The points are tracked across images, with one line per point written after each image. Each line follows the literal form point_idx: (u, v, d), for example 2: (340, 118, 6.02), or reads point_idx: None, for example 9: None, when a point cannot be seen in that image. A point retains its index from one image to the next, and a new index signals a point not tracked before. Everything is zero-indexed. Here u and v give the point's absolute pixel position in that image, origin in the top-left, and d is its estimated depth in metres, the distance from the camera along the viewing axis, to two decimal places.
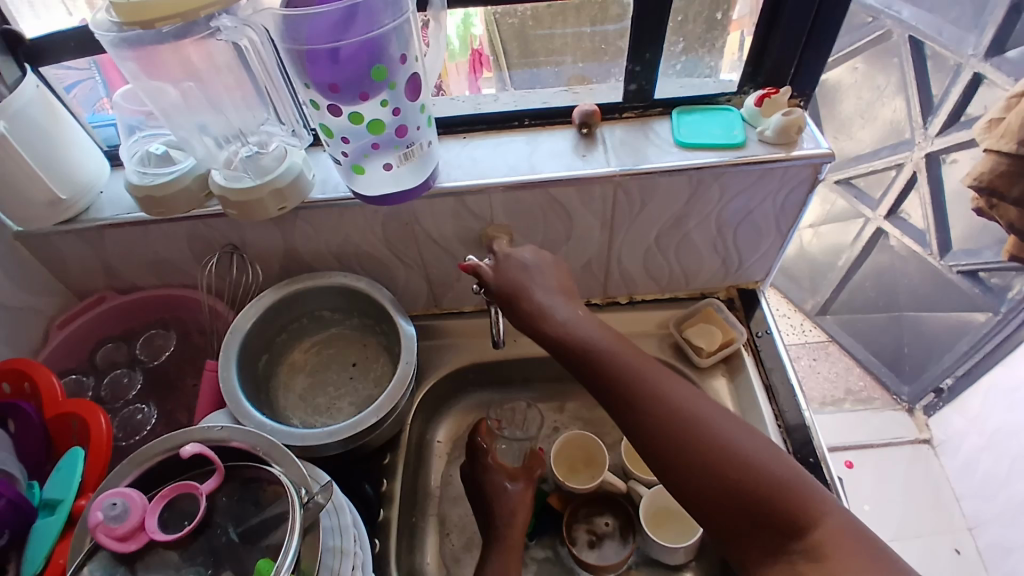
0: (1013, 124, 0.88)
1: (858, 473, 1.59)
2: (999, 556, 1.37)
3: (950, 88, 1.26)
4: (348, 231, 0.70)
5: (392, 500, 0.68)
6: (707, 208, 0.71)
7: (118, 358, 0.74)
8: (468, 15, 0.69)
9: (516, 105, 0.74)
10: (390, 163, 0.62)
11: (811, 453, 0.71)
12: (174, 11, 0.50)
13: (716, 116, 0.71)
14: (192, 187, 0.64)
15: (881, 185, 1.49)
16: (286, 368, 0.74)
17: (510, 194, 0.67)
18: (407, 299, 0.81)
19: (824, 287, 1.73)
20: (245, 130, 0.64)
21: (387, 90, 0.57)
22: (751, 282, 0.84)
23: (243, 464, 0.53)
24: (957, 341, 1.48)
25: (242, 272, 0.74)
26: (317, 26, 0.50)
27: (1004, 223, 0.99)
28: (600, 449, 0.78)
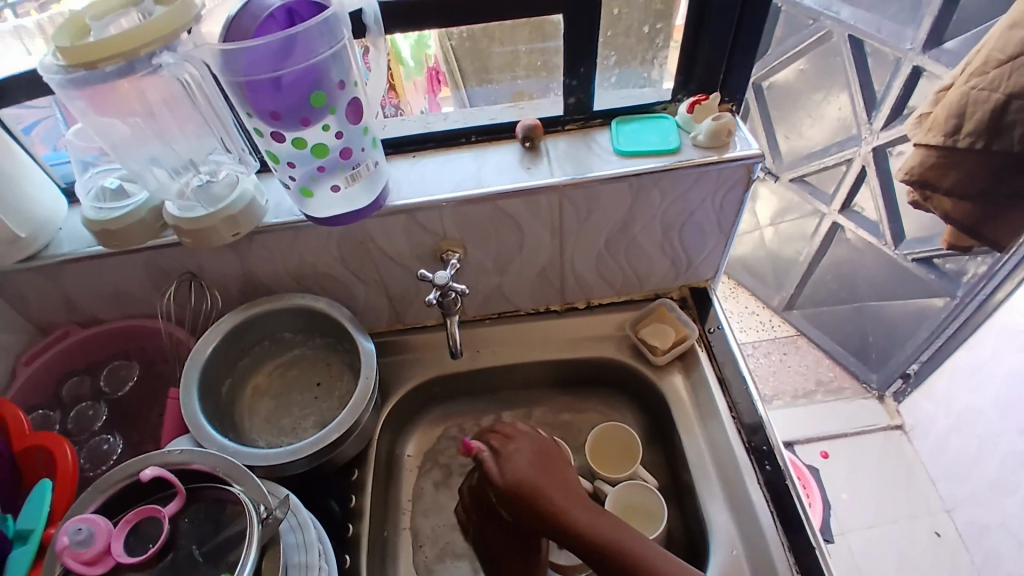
0: (939, 116, 0.95)
1: (833, 463, 1.61)
2: (977, 536, 1.40)
3: (892, 83, 1.31)
4: (304, 252, 0.71)
5: (362, 514, 0.70)
6: (650, 211, 0.74)
7: (84, 390, 0.75)
8: (423, 36, 0.72)
9: (464, 122, 0.77)
10: (337, 184, 0.64)
11: (764, 441, 0.74)
12: (117, 50, 0.52)
13: (653, 124, 0.75)
14: (147, 219, 0.66)
15: (833, 180, 1.55)
16: (250, 391, 0.75)
17: (459, 209, 0.69)
18: (370, 316, 0.83)
19: (789, 282, 1.82)
20: (195, 160, 0.66)
21: (329, 115, 0.59)
22: (702, 281, 0.87)
23: (204, 484, 0.54)
24: (918, 327, 1.53)
25: (201, 299, 0.75)
26: (254, 58, 0.53)
27: (939, 213, 1.03)
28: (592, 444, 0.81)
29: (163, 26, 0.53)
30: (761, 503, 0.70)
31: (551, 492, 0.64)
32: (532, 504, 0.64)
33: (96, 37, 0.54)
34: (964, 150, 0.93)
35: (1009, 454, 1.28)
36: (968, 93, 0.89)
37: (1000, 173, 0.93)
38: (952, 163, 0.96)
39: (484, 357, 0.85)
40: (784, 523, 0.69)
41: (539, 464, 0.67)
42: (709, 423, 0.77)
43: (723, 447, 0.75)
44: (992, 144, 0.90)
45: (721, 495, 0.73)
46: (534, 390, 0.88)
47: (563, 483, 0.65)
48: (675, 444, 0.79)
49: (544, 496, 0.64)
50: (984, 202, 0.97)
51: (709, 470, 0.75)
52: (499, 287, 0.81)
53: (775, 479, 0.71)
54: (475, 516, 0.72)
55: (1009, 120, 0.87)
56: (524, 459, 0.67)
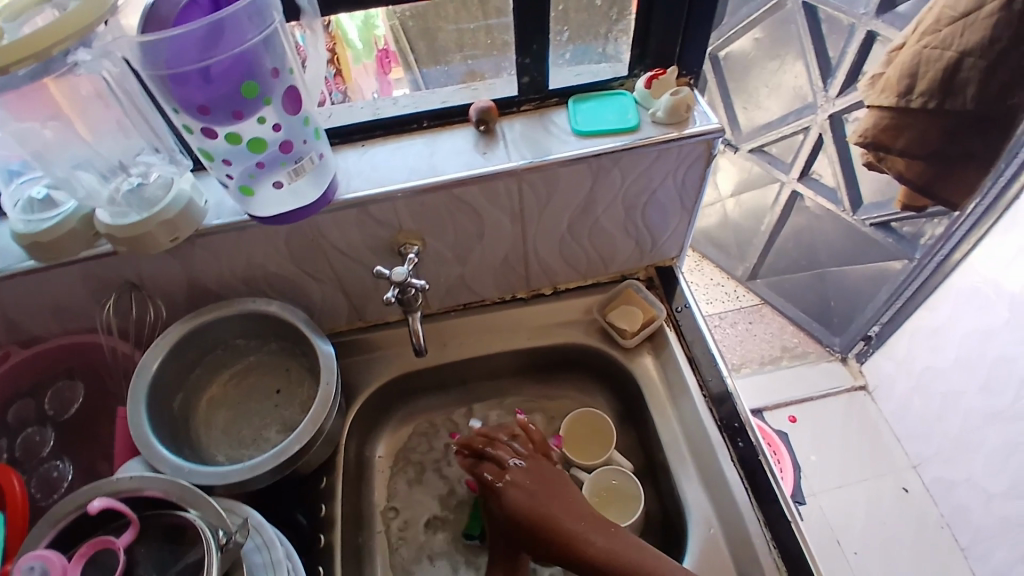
0: (893, 77, 0.95)
1: (802, 428, 1.64)
2: (944, 490, 1.45)
3: (846, 49, 1.31)
4: (251, 254, 0.68)
5: (333, 523, 0.67)
6: (612, 192, 0.72)
7: (28, 415, 0.70)
8: (369, 16, 0.69)
9: (414, 107, 0.73)
10: (279, 180, 0.60)
11: (735, 417, 0.73)
12: (28, 52, 0.47)
13: (611, 102, 0.72)
14: (79, 228, 0.61)
15: (792, 150, 1.56)
16: (204, 403, 0.72)
17: (414, 199, 0.66)
18: (329, 316, 0.79)
19: (751, 252, 1.84)
20: (125, 162, 0.62)
21: (264, 107, 0.55)
22: (667, 259, 0.86)
23: (159, 511, 0.51)
24: (878, 290, 1.56)
25: (145, 310, 0.71)
26: (179, 48, 0.48)
27: (894, 175, 1.03)
28: (606, 424, 0.81)
29: (82, 19, 0.48)
30: (736, 481, 0.69)
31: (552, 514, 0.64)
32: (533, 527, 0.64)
33: (10, 39, 0.48)
34: (916, 111, 0.94)
35: (972, 410, 1.32)
36: (920, 52, 0.90)
37: (960, 134, 0.93)
38: (905, 125, 0.96)
39: (452, 350, 0.83)
40: (758, 497, 0.68)
41: (535, 489, 0.67)
42: (681, 403, 0.77)
43: (696, 428, 0.74)
44: (944, 103, 0.90)
45: (696, 474, 0.73)
46: (505, 380, 0.86)
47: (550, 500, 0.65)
48: (649, 426, 0.79)
49: (562, 510, 0.65)
50: (936, 162, 0.97)
51: (683, 451, 0.75)
52: (462, 278, 0.79)
53: (748, 454, 0.71)
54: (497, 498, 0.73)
55: (961, 79, 0.88)
56: (523, 489, 0.67)
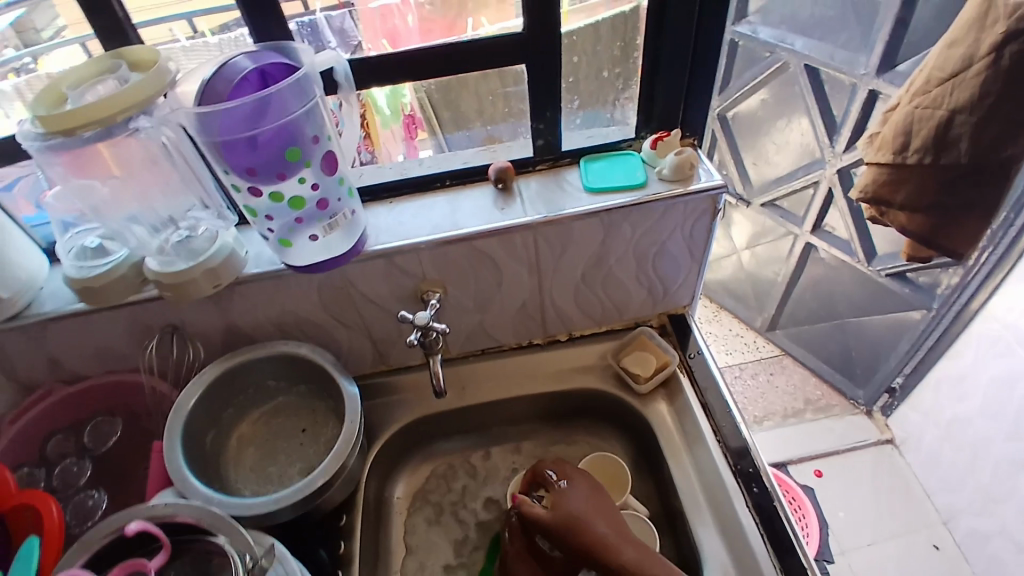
0: (887, 135, 1.00)
1: (828, 482, 1.61)
2: (976, 543, 1.40)
3: (850, 107, 1.36)
4: (285, 300, 0.72)
5: (351, 561, 0.69)
6: (623, 243, 0.76)
7: (67, 448, 0.74)
8: (397, 88, 0.74)
9: (437, 167, 0.79)
10: (314, 233, 0.66)
11: (749, 463, 0.74)
12: (91, 117, 0.54)
13: (621, 161, 0.77)
14: (128, 275, 0.66)
15: (803, 204, 1.60)
16: (235, 441, 0.75)
17: (437, 250, 0.71)
18: (354, 360, 0.83)
19: (770, 304, 1.85)
20: (175, 216, 0.69)
21: (304, 169, 0.61)
22: (679, 308, 0.89)
23: (191, 537, 0.54)
24: (899, 340, 1.56)
25: (183, 352, 0.76)
26: (231, 120, 0.55)
27: (897, 229, 1.06)
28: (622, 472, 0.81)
29: (133, 96, 0.54)
30: (751, 526, 0.70)
31: (595, 523, 0.66)
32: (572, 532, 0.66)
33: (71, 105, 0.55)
34: (913, 167, 0.98)
35: (1001, 459, 1.29)
36: (913, 112, 0.94)
37: (958, 186, 0.96)
38: (903, 179, 1.00)
39: (470, 394, 0.85)
40: (776, 546, 0.68)
41: (590, 500, 0.69)
42: (696, 449, 0.78)
43: (711, 474, 0.75)
44: (939, 158, 0.94)
45: (711, 519, 0.73)
46: (522, 424, 0.88)
47: (598, 510, 0.68)
48: (664, 472, 0.79)
49: (605, 521, 0.66)
50: (935, 213, 1.00)
51: (699, 496, 0.75)
52: (480, 324, 0.83)
53: (762, 500, 0.72)
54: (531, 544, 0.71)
55: (954, 134, 0.91)
56: (577, 497, 0.69)
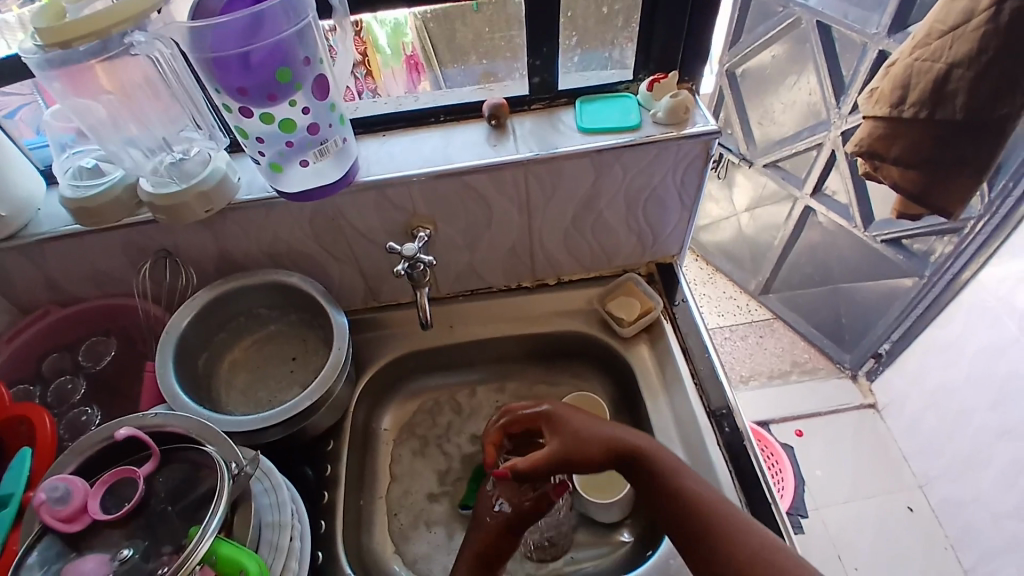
0: (885, 89, 0.99)
1: (808, 441, 1.65)
2: (952, 511, 1.44)
3: (859, 68, 1.34)
4: (276, 229, 0.73)
5: (337, 482, 0.72)
6: (614, 186, 0.77)
7: (64, 365, 0.77)
8: (398, 23, 0.76)
9: (432, 102, 0.79)
10: (306, 159, 0.66)
11: (723, 405, 0.77)
12: (95, 27, 0.53)
13: (616, 103, 0.77)
14: (123, 196, 0.67)
15: (806, 166, 1.59)
16: (227, 366, 0.78)
17: (427, 183, 0.71)
18: (345, 293, 0.85)
19: (765, 266, 1.86)
20: (169, 139, 0.69)
21: (295, 91, 0.61)
22: (668, 257, 0.90)
23: (179, 447, 0.56)
24: (889, 306, 1.57)
25: (177, 277, 0.77)
26: (223, 34, 0.55)
27: (888, 183, 1.07)
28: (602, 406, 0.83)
29: (134, 6, 0.54)
30: (720, 462, 0.73)
31: (603, 434, 0.68)
32: (583, 447, 0.67)
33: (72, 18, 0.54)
34: (906, 121, 0.98)
35: (981, 429, 1.32)
36: (913, 65, 0.93)
37: (948, 139, 0.96)
38: (897, 134, 1.00)
39: (457, 333, 0.87)
40: (743, 482, 0.71)
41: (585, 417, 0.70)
42: (673, 390, 0.80)
43: (686, 414, 0.78)
44: (934, 113, 0.94)
45: (684, 456, 0.76)
46: (508, 364, 0.91)
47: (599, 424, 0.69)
48: (642, 413, 0.82)
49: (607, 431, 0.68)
50: (928, 171, 1.00)
51: (673, 435, 0.78)
52: (470, 263, 0.84)
53: (733, 439, 0.74)
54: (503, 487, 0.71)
55: (951, 89, 0.91)
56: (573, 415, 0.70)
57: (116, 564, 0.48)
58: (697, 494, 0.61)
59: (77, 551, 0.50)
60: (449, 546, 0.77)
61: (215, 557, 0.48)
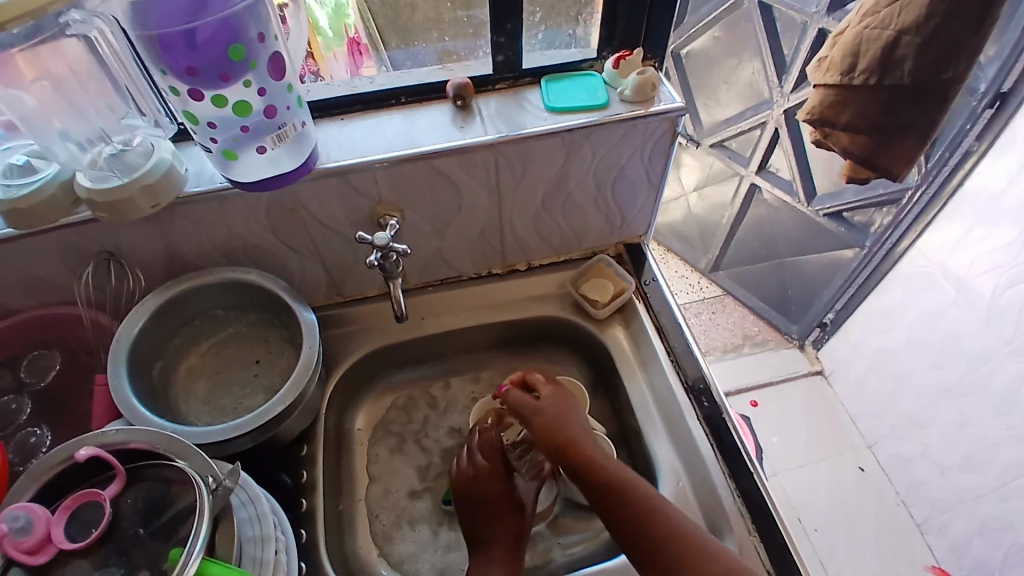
0: (835, 57, 1.04)
1: (764, 410, 1.73)
2: (898, 466, 1.53)
3: (800, 45, 1.38)
4: (231, 224, 0.69)
5: (315, 488, 0.68)
6: (583, 166, 0.76)
7: (3, 385, 0.71)
8: (339, 3, 0.75)
9: (390, 84, 0.75)
10: (263, 145, 0.62)
11: (700, 380, 0.78)
12: (28, 8, 0.48)
13: (581, 81, 0.76)
14: (59, 194, 0.61)
15: (750, 144, 1.64)
16: (183, 373, 0.72)
17: (392, 169, 0.68)
18: (308, 289, 0.81)
19: (713, 244, 1.90)
20: (109, 130, 0.63)
21: (249, 70, 0.57)
22: (635, 237, 0.90)
23: (145, 463, 0.51)
24: (833, 277, 1.64)
25: (123, 280, 0.71)
26: (166, 9, 0.50)
27: (839, 149, 1.14)
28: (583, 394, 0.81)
29: None
30: (701, 435, 0.74)
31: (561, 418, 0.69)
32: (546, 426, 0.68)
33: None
34: (859, 87, 1.03)
35: (923, 388, 1.40)
36: (862, 32, 0.99)
37: (901, 108, 1.02)
38: (848, 101, 1.06)
39: (428, 325, 0.85)
40: (724, 454, 0.73)
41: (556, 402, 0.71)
42: (650, 368, 0.80)
43: (664, 389, 0.78)
44: (883, 79, 0.99)
45: (665, 432, 0.77)
46: (481, 353, 0.89)
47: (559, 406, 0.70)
48: (621, 392, 0.82)
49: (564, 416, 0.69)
50: (877, 133, 1.07)
51: (652, 411, 0.78)
52: (439, 252, 0.81)
53: (712, 413, 0.75)
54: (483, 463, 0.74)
55: (899, 55, 0.96)
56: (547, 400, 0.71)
57: None
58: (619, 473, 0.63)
59: None
60: (436, 542, 0.75)
61: None
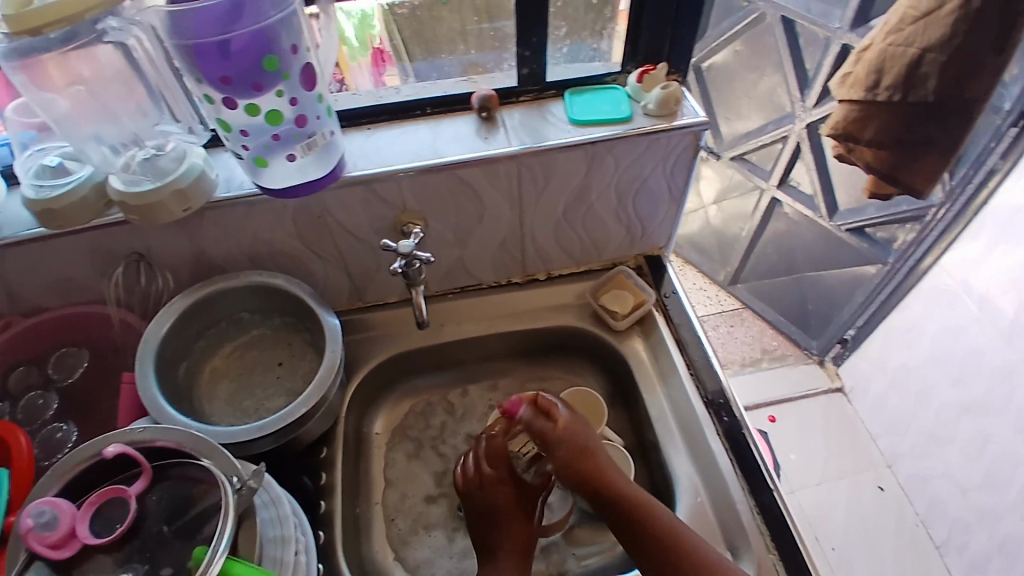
0: (859, 74, 1.03)
1: (781, 425, 1.71)
2: (918, 487, 1.50)
3: (823, 60, 1.38)
4: (259, 229, 0.70)
5: (334, 491, 0.69)
6: (606, 178, 0.76)
7: (31, 381, 0.73)
8: (366, 14, 0.76)
9: (416, 94, 0.77)
10: (293, 153, 0.63)
11: (720, 395, 0.77)
12: (67, 13, 0.50)
13: (605, 94, 0.76)
14: (90, 196, 0.62)
15: (771, 158, 1.63)
16: (208, 374, 0.74)
17: (418, 178, 0.69)
18: (330, 294, 0.82)
19: (732, 257, 1.89)
20: (140, 134, 0.65)
21: (282, 81, 0.58)
22: (655, 249, 0.90)
23: (172, 462, 0.52)
24: (854, 292, 1.62)
25: (152, 281, 0.72)
26: (204, 20, 0.51)
27: (862, 164, 1.13)
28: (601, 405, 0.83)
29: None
30: (720, 450, 0.73)
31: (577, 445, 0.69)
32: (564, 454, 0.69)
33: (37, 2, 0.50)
34: (882, 103, 1.02)
35: (944, 407, 1.38)
36: (885, 50, 0.97)
37: (921, 124, 1.02)
38: (872, 115, 1.05)
39: (448, 332, 0.85)
40: (744, 471, 0.72)
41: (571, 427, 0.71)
42: (669, 381, 0.80)
43: (683, 403, 0.78)
44: (907, 96, 0.99)
45: (683, 445, 0.76)
46: (499, 362, 0.89)
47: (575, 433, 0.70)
48: (639, 404, 0.82)
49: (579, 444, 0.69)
50: (900, 150, 1.07)
51: (671, 424, 0.78)
52: (460, 260, 0.82)
53: (732, 428, 0.75)
54: (489, 471, 0.74)
55: (923, 72, 0.95)
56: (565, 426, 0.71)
57: None
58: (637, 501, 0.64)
59: None
60: (451, 549, 0.76)
61: None
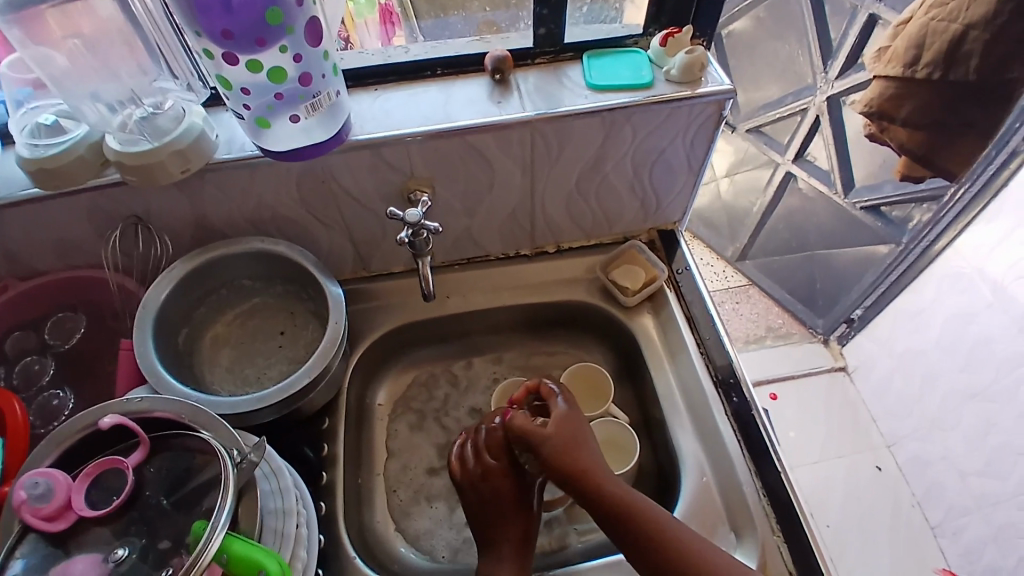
0: (899, 49, 1.08)
1: (782, 403, 1.70)
2: (918, 468, 1.51)
3: (848, 29, 1.31)
4: (261, 193, 0.67)
5: (336, 462, 0.68)
6: (622, 147, 0.73)
7: (28, 345, 0.71)
8: None
9: (427, 54, 0.73)
10: (297, 114, 0.60)
11: (731, 374, 0.75)
12: None
13: (626, 58, 0.73)
14: (88, 156, 0.60)
15: (788, 131, 1.58)
16: (208, 341, 0.72)
17: (427, 143, 0.66)
18: (334, 261, 0.80)
19: (742, 233, 1.85)
20: (139, 92, 0.62)
21: (286, 35, 0.55)
22: (669, 223, 0.87)
23: (171, 432, 0.51)
24: (865, 272, 1.60)
25: (150, 245, 0.70)
26: None
27: (897, 143, 1.19)
28: (603, 379, 0.82)
29: None
30: (728, 431, 0.72)
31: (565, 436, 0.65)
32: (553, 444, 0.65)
33: None
34: (924, 81, 1.07)
35: (948, 393, 1.37)
36: (928, 24, 1.02)
37: None
38: (910, 94, 1.10)
39: (454, 304, 0.83)
40: (752, 453, 0.71)
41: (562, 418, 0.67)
42: (679, 358, 0.78)
43: (692, 381, 0.76)
44: (947, 74, 1.04)
45: (691, 425, 0.75)
46: (505, 335, 0.87)
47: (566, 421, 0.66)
48: (646, 381, 0.80)
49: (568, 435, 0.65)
50: (936, 130, 1.13)
51: (678, 403, 0.77)
52: (468, 229, 0.79)
53: (741, 409, 0.73)
54: (494, 463, 0.70)
55: (966, 50, 1.00)
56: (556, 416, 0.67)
57: (113, 565, 0.44)
58: (627, 499, 0.61)
59: (66, 551, 0.45)
60: (452, 520, 0.75)
61: (227, 554, 0.45)
